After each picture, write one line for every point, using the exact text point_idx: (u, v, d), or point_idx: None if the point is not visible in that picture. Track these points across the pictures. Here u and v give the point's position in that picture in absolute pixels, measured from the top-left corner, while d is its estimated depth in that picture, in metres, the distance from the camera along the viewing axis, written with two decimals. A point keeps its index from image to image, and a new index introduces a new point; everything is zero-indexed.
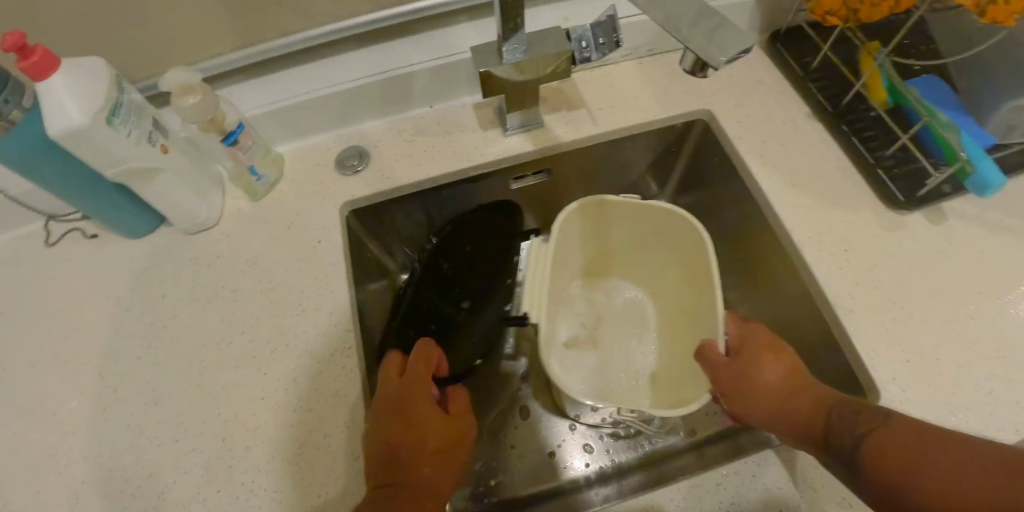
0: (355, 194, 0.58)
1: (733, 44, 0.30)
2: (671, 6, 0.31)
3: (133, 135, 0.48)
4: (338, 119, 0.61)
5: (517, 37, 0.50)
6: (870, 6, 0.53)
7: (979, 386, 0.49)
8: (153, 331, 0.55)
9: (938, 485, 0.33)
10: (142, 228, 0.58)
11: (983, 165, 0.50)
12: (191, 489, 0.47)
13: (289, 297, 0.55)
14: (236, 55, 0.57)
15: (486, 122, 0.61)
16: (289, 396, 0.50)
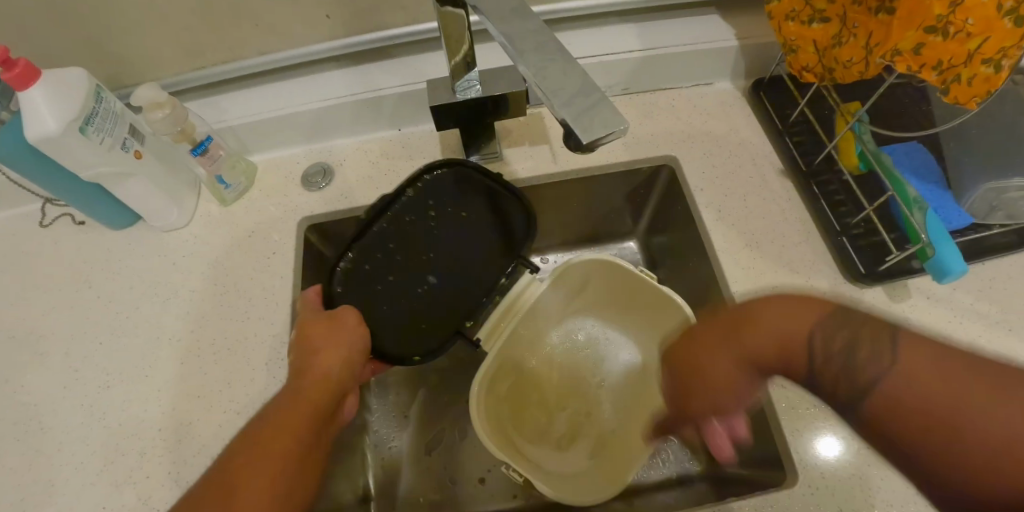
0: (314, 210, 0.61)
1: (602, 125, 0.29)
2: (554, 79, 0.31)
3: (106, 143, 0.53)
4: (309, 136, 0.64)
5: (471, 74, 0.51)
6: (844, 67, 0.51)
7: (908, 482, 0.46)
8: (118, 319, 0.59)
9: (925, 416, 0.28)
10: (121, 221, 0.63)
11: (944, 249, 0.46)
12: (123, 473, 0.51)
13: (240, 301, 0.58)
14: (213, 70, 0.61)
15: (448, 150, 0.63)
16: (222, 397, 0.54)
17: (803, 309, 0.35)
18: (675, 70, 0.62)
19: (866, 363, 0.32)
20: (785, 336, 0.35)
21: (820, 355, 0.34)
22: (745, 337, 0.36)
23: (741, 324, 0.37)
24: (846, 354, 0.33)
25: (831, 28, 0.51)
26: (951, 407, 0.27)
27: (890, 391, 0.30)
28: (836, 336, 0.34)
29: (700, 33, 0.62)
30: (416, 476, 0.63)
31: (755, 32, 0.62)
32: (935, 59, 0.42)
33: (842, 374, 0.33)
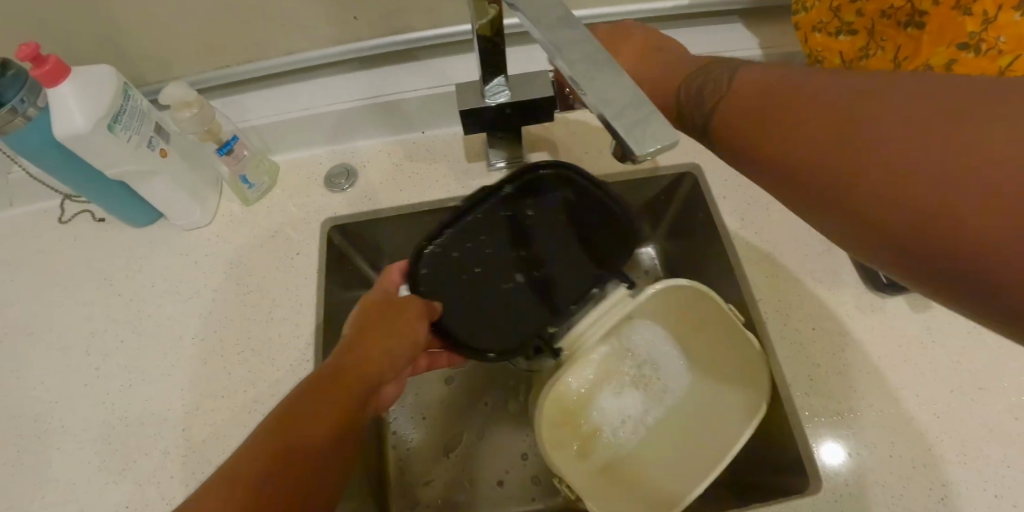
0: (337, 212, 0.61)
1: (653, 137, 0.29)
2: (605, 90, 0.32)
3: (133, 141, 0.52)
4: (333, 137, 0.64)
5: (499, 79, 0.51)
6: None
7: (930, 490, 0.47)
8: (139, 317, 0.59)
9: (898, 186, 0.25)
10: (141, 218, 0.63)
11: None
12: (147, 472, 0.51)
13: (263, 301, 0.58)
14: (237, 69, 0.60)
15: (472, 153, 0.63)
16: (247, 397, 0.54)
17: (649, 54, 0.46)
18: None
19: (717, 85, 0.37)
20: (662, 81, 0.43)
21: (709, 82, 0.38)
22: (619, 52, 0.46)
23: (643, 48, 0.46)
24: (701, 98, 0.38)
25: (858, 41, 0.51)
26: (898, 131, 0.25)
27: (760, 93, 0.33)
28: (698, 77, 0.40)
29: (723, 43, 0.62)
30: (436, 476, 0.64)
31: (777, 42, 0.62)
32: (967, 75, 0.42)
33: (707, 91, 0.38)
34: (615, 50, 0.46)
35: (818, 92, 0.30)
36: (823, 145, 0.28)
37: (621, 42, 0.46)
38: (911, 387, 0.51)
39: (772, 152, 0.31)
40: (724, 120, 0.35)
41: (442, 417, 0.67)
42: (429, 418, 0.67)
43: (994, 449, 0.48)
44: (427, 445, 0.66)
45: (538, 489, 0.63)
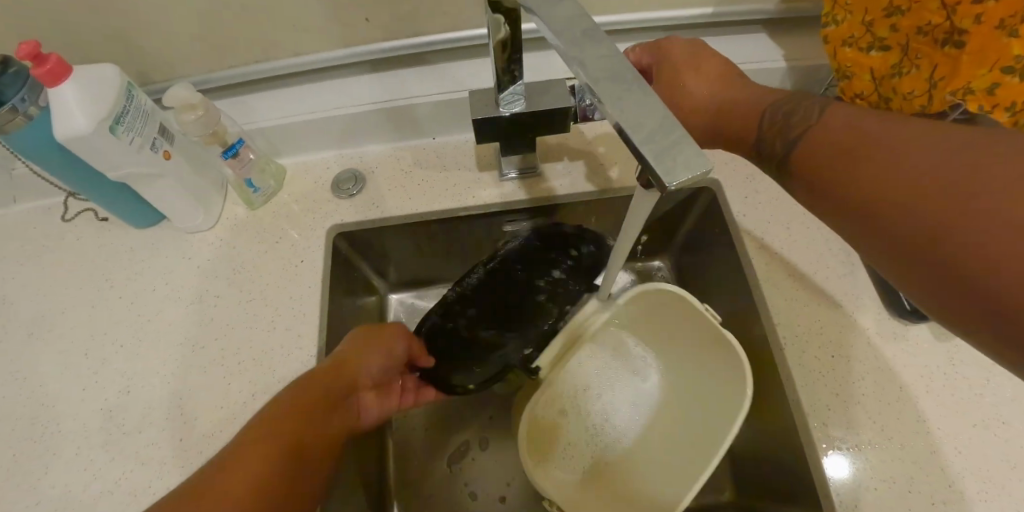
0: (343, 218, 0.60)
1: (685, 167, 0.27)
2: (631, 113, 0.30)
3: (135, 143, 0.51)
4: (341, 141, 0.62)
5: (515, 88, 0.49)
6: (903, 98, 0.49)
7: None
8: (140, 321, 0.58)
9: (935, 211, 0.29)
10: (143, 218, 0.61)
11: None
12: (143, 482, 0.50)
13: (265, 309, 0.56)
14: (244, 70, 0.59)
15: (484, 162, 0.61)
16: (246, 409, 0.52)
17: (724, 85, 0.47)
18: None
19: (802, 124, 0.40)
20: (745, 113, 0.45)
21: (791, 117, 0.41)
22: (688, 73, 0.47)
23: (722, 73, 0.47)
24: (784, 132, 0.41)
25: (892, 57, 0.48)
26: (951, 162, 0.29)
27: (831, 139, 0.37)
28: (784, 106, 0.42)
29: (747, 53, 0.60)
30: (436, 488, 0.62)
31: (804, 54, 0.60)
32: (1010, 100, 0.39)
33: (791, 124, 0.41)
34: (684, 77, 0.47)
35: (875, 140, 0.34)
36: (869, 171, 0.33)
37: (700, 66, 0.47)
38: (933, 420, 0.49)
39: (833, 176, 0.36)
40: (798, 154, 0.39)
41: (445, 429, 0.66)
42: (432, 430, 0.66)
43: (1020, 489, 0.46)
44: (431, 456, 0.64)
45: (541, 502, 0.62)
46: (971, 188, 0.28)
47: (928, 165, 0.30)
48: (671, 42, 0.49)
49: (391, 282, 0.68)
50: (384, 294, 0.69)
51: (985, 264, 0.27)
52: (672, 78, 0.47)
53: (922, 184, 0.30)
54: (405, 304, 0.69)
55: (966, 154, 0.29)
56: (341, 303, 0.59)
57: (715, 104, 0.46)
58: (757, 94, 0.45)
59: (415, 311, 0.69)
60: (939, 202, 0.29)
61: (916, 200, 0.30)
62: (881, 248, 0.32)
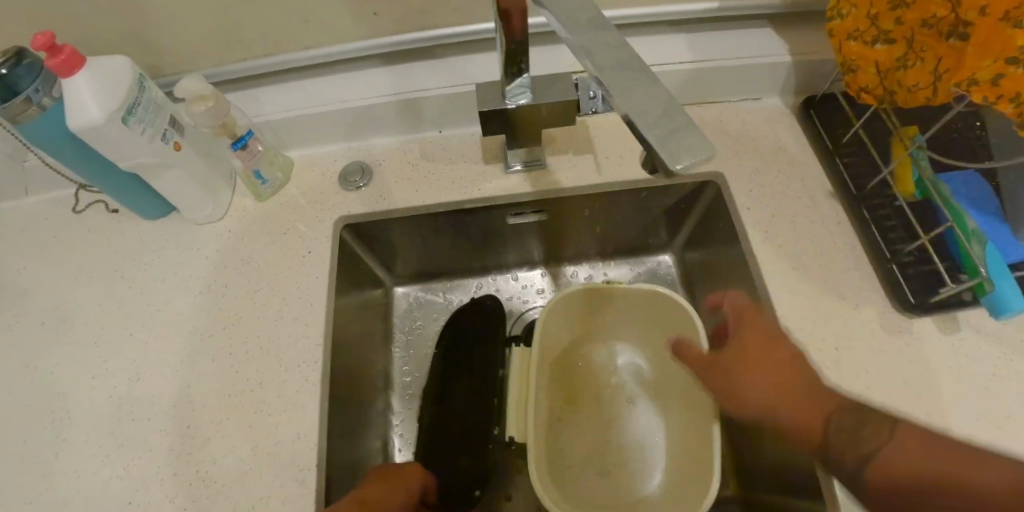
0: (351, 210, 0.60)
1: (689, 150, 0.28)
2: (635, 100, 0.30)
3: (147, 134, 0.52)
4: (348, 134, 0.63)
5: (521, 81, 0.50)
6: (908, 91, 0.49)
7: None
8: (149, 310, 0.59)
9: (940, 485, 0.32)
10: (152, 210, 0.62)
11: (1006, 288, 0.46)
12: (152, 468, 0.51)
13: (273, 299, 0.57)
14: (253, 64, 0.59)
15: (490, 155, 0.62)
16: (254, 397, 0.53)
17: (769, 345, 0.46)
18: (725, 83, 0.61)
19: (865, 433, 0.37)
20: (803, 401, 0.41)
21: (830, 411, 0.40)
22: (738, 359, 0.47)
23: (767, 343, 0.46)
24: (853, 434, 0.37)
25: (896, 50, 0.48)
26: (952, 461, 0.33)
27: (841, 405, 0.40)
28: (842, 415, 0.39)
29: (753, 47, 0.60)
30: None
31: (810, 49, 0.60)
32: (1013, 92, 0.39)
33: (847, 432, 0.38)
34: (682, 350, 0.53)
35: (881, 435, 0.36)
36: (881, 440, 0.36)
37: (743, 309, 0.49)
38: (938, 413, 0.49)
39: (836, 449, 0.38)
40: (794, 420, 0.41)
41: None
42: None
43: None
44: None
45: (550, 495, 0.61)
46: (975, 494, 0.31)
47: (934, 459, 0.33)
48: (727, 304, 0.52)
49: (397, 274, 0.68)
50: (390, 287, 0.69)
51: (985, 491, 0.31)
52: (730, 365, 0.47)
53: (936, 459, 0.33)
54: (411, 297, 0.70)
55: (970, 462, 0.33)
56: (348, 294, 0.60)
57: (772, 395, 0.43)
58: (793, 419, 0.41)
59: (421, 303, 0.69)
60: (941, 478, 0.33)
61: (925, 467, 0.33)
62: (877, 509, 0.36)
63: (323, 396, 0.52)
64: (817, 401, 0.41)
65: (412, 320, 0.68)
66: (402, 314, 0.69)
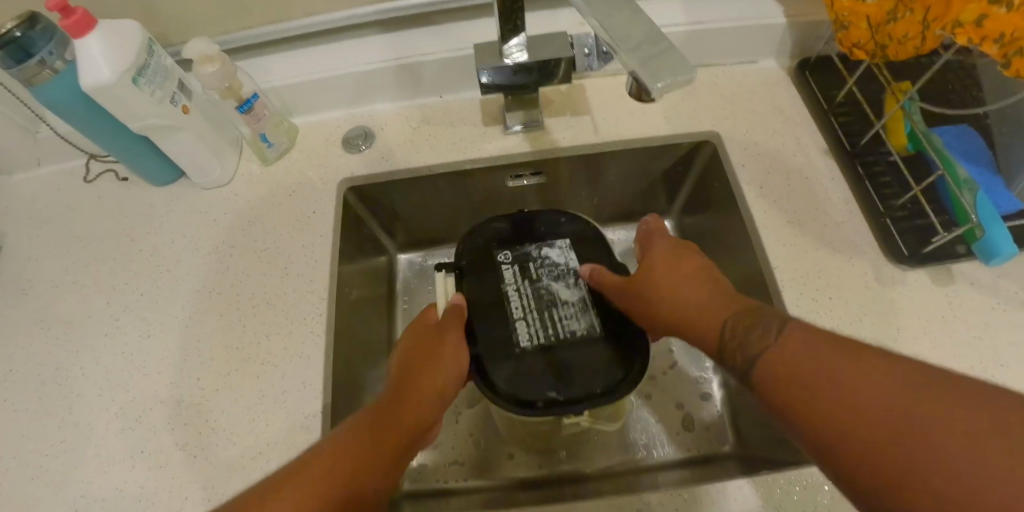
0: (354, 172, 0.62)
1: (671, 71, 0.31)
2: (619, 29, 0.33)
3: (156, 95, 0.53)
4: (351, 100, 0.64)
5: (517, 39, 0.51)
6: (898, 43, 0.50)
7: None
8: (158, 272, 0.60)
9: (860, 414, 0.27)
10: (162, 176, 0.64)
11: (996, 233, 0.46)
12: (162, 419, 0.52)
13: (278, 258, 0.58)
14: (258, 31, 0.61)
15: (490, 118, 0.63)
16: (261, 351, 0.54)
17: (699, 283, 0.42)
18: (720, 46, 0.62)
19: (763, 337, 0.35)
20: (698, 312, 0.40)
21: (736, 326, 0.37)
22: (654, 272, 0.45)
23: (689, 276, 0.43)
24: (745, 345, 0.36)
25: (887, 3, 0.49)
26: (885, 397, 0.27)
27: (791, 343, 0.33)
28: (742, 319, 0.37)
29: (750, 9, 0.61)
30: (466, 457, 0.63)
31: (806, 9, 0.60)
32: (997, 33, 0.40)
33: (745, 342, 0.36)
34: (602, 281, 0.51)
35: (822, 363, 0.31)
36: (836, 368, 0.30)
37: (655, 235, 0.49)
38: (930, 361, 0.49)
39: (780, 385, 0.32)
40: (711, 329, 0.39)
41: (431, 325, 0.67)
42: None
43: None
44: (469, 441, 0.64)
45: (563, 456, 0.62)
46: (917, 416, 0.25)
47: (873, 393, 0.27)
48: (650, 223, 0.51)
49: (399, 239, 0.70)
50: (394, 253, 0.71)
51: (913, 438, 0.25)
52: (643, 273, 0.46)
53: (872, 385, 0.27)
54: (414, 264, 0.72)
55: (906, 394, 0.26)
56: (351, 253, 0.61)
57: (669, 312, 0.42)
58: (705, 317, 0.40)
59: (423, 269, 0.71)
60: (868, 404, 0.27)
61: (851, 392, 0.28)
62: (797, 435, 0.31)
63: (328, 349, 0.54)
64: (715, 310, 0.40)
65: (414, 284, 0.70)
66: (405, 279, 0.71)
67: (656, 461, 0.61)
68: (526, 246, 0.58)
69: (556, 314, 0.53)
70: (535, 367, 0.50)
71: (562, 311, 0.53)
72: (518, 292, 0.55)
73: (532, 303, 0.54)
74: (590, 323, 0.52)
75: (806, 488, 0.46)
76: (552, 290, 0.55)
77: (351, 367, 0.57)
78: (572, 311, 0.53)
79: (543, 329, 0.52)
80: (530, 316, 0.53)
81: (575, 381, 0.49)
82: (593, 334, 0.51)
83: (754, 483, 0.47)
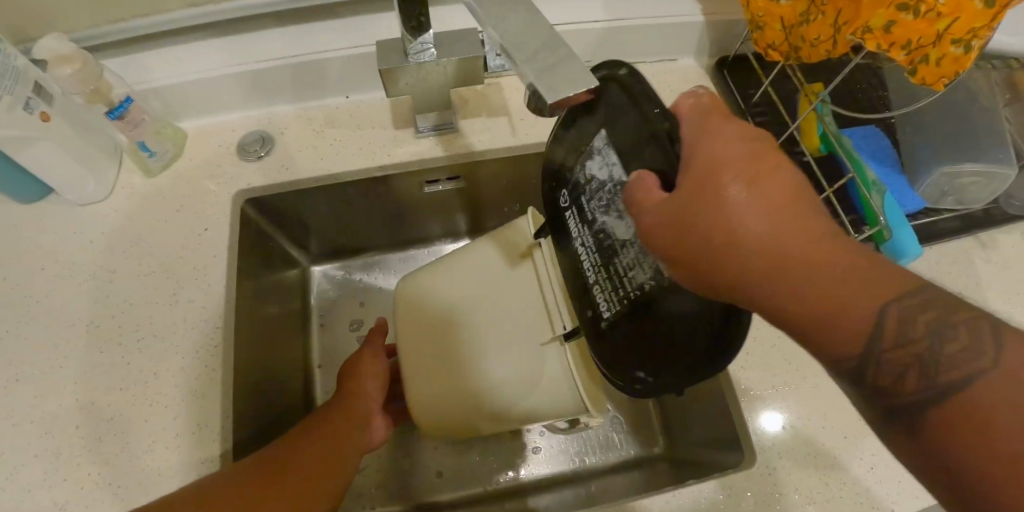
0: (251, 182, 0.56)
1: (568, 83, 0.27)
2: (514, 35, 0.29)
3: (5, 102, 0.45)
4: (245, 102, 0.58)
5: (424, 37, 0.46)
6: (811, 45, 0.49)
7: (835, 459, 0.47)
8: (26, 304, 0.53)
9: None
10: (28, 192, 0.56)
11: (902, 236, 0.48)
12: (32, 477, 0.46)
13: (168, 282, 0.53)
14: (130, 25, 0.54)
15: (400, 120, 0.59)
16: (151, 389, 0.49)
17: (812, 252, 0.26)
18: (638, 43, 0.60)
19: (964, 360, 0.24)
20: (804, 295, 0.27)
21: (897, 342, 0.25)
22: (747, 243, 0.27)
23: (795, 200, 0.27)
24: (944, 340, 0.25)
25: (799, 5, 0.49)
26: None
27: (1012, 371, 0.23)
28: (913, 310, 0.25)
29: (667, 6, 0.59)
30: (391, 480, 0.60)
31: (721, 6, 0.59)
32: (905, 39, 0.41)
33: (917, 364, 0.26)
34: (639, 202, 0.30)
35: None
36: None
37: (717, 115, 0.29)
38: None
39: (966, 414, 0.24)
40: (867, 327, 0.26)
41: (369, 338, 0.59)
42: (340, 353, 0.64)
43: None
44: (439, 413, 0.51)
45: (494, 468, 0.60)
46: None
47: None
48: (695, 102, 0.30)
49: (311, 250, 0.65)
50: (306, 265, 0.66)
51: None
52: (699, 191, 0.27)
53: None
54: (330, 276, 0.67)
55: None
56: (252, 271, 0.56)
57: (757, 265, 0.27)
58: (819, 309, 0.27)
59: (340, 281, 0.67)
60: None
61: None
62: (941, 478, 0.25)
63: (227, 383, 0.49)
64: (867, 304, 0.26)
65: (330, 298, 0.66)
66: (321, 292, 0.66)
67: (587, 468, 0.60)
68: (575, 168, 0.40)
69: (621, 265, 0.38)
70: (619, 346, 0.39)
71: (625, 257, 0.37)
72: (585, 245, 0.41)
73: (598, 258, 0.40)
74: (657, 268, 0.34)
75: (729, 497, 0.46)
76: (609, 228, 0.38)
77: (256, 396, 0.53)
78: (637, 253, 0.36)
79: (615, 290, 0.39)
80: (601, 275, 0.40)
81: (660, 355, 0.36)
82: (664, 283, 0.34)
83: (679, 497, 0.46)
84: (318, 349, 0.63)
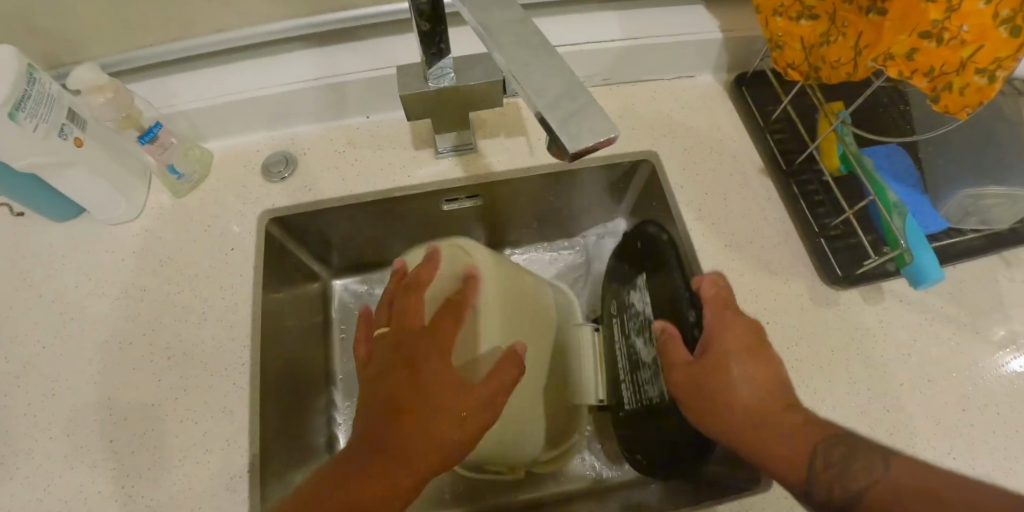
0: (275, 202, 0.58)
1: (590, 132, 0.28)
2: (535, 80, 0.30)
3: (41, 130, 0.47)
4: (269, 124, 0.60)
5: (443, 62, 0.47)
6: (830, 67, 0.49)
7: None
8: (62, 321, 0.55)
9: None
10: (62, 212, 0.58)
11: (924, 259, 0.47)
12: (70, 490, 0.47)
13: (197, 300, 0.54)
14: (158, 50, 0.56)
15: (420, 140, 0.60)
16: (181, 405, 0.50)
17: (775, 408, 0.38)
18: (656, 61, 0.60)
19: (863, 477, 0.33)
20: (777, 438, 0.37)
21: (821, 467, 0.35)
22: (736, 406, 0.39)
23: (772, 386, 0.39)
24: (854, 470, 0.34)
25: (820, 26, 0.48)
26: None
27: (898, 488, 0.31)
28: (832, 447, 0.35)
29: (684, 23, 0.59)
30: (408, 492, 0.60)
31: (739, 23, 0.59)
32: (927, 65, 0.40)
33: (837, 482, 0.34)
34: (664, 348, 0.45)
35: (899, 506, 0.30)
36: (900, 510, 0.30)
37: (726, 309, 0.44)
38: (862, 382, 0.49)
39: None
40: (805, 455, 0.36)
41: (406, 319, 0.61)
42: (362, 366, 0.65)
43: (940, 440, 0.47)
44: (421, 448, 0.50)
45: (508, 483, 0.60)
46: None
47: None
48: (709, 286, 0.45)
49: (332, 265, 0.67)
50: (328, 280, 0.67)
51: None
52: (707, 366, 0.41)
53: None
54: (350, 290, 0.68)
55: None
56: (278, 289, 0.57)
57: (738, 420, 0.38)
58: (783, 450, 0.37)
59: (361, 295, 0.68)
60: None
61: None
62: None
63: (253, 400, 0.50)
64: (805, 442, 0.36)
65: (350, 312, 0.67)
66: (342, 306, 0.68)
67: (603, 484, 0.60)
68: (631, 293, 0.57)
69: (641, 376, 0.54)
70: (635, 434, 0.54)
71: (643, 373, 0.54)
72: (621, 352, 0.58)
73: (629, 367, 0.56)
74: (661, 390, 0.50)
75: None
76: (638, 350, 0.55)
77: (283, 410, 0.54)
78: (651, 374, 0.52)
79: (637, 395, 0.54)
80: (628, 380, 0.56)
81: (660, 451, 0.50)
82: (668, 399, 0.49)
83: None
84: (341, 362, 0.65)
